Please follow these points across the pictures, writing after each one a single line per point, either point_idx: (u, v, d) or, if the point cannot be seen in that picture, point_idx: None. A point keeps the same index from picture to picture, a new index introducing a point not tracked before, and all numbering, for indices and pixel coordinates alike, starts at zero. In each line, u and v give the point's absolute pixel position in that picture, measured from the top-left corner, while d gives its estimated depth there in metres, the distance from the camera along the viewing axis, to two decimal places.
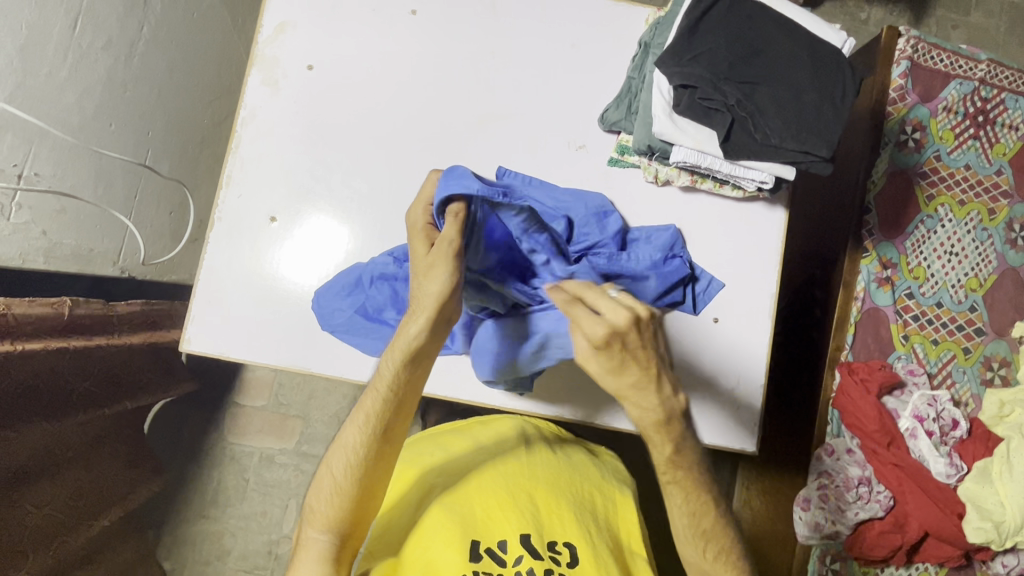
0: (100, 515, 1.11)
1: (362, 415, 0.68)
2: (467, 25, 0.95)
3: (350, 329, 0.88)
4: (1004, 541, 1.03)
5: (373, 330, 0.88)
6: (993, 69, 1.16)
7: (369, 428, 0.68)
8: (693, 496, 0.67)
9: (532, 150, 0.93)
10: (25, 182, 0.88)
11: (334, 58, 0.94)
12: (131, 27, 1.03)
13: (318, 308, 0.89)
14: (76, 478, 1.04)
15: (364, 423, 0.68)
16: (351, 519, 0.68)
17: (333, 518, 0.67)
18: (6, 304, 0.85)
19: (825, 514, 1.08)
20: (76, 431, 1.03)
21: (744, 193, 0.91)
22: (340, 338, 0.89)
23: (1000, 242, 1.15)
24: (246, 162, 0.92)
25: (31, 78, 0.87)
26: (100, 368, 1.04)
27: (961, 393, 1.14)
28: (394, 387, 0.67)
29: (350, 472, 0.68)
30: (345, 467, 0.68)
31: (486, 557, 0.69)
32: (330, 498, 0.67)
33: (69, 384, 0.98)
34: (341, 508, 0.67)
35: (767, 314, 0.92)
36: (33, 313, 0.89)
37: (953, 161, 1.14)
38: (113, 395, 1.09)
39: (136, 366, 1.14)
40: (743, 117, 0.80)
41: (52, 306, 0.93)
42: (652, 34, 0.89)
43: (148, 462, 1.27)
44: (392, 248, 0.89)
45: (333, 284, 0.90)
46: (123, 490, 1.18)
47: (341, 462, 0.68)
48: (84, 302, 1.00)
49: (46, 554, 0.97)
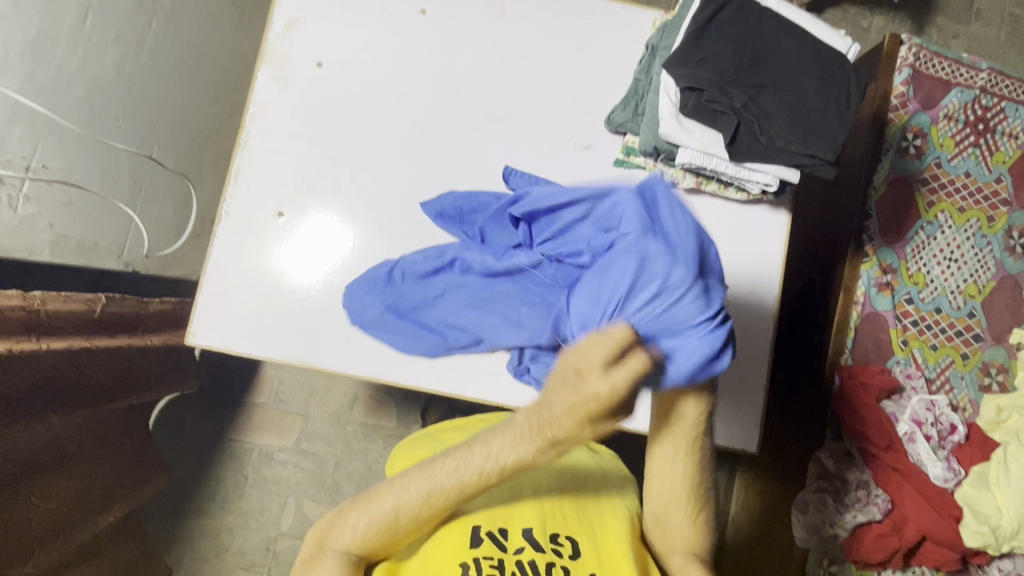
0: (106, 511, 1.11)
1: (452, 480, 0.66)
2: (475, 25, 0.96)
3: (379, 325, 0.89)
4: (1001, 545, 1.05)
5: (405, 328, 0.89)
6: (993, 78, 1.17)
7: (454, 492, 0.67)
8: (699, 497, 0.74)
9: (539, 149, 0.94)
10: (32, 174, 0.89)
11: (342, 55, 0.95)
12: (140, 22, 1.04)
13: (348, 304, 0.90)
14: (82, 474, 1.04)
15: (446, 491, 0.67)
16: (387, 545, 0.70)
17: (366, 543, 0.69)
18: (42, 299, 0.88)
19: (823, 516, 1.10)
20: (85, 427, 1.03)
21: (748, 195, 0.92)
22: (367, 334, 0.89)
23: (999, 248, 1.16)
24: (254, 157, 0.93)
25: (41, 70, 0.87)
26: (117, 360, 1.05)
27: (960, 398, 1.14)
28: (478, 485, 0.66)
29: (412, 514, 0.68)
30: (412, 510, 0.68)
31: (487, 541, 0.72)
32: (378, 531, 0.68)
33: (82, 377, 0.98)
34: (377, 539, 0.69)
35: (770, 317, 0.93)
36: (67, 309, 0.93)
37: (953, 168, 1.15)
38: (124, 389, 1.10)
39: (148, 362, 1.14)
40: (749, 120, 0.81)
41: (86, 303, 0.97)
42: (658, 37, 0.91)
43: (152, 459, 1.26)
44: (426, 249, 0.91)
45: (364, 280, 0.90)
46: (129, 487, 1.18)
47: (408, 503, 0.68)
48: (117, 298, 1.03)
49: (50, 548, 0.97)
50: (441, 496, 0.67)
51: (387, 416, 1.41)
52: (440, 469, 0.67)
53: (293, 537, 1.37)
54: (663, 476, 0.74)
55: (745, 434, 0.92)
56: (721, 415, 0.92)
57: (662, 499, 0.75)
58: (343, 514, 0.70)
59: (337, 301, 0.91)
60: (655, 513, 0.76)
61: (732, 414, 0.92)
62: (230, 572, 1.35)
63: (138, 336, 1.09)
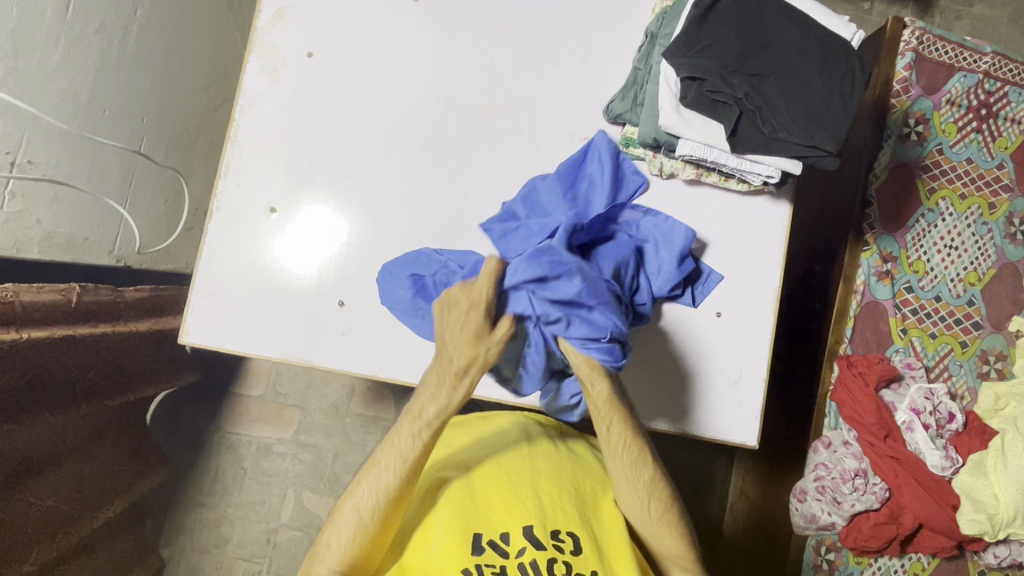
0: (104, 506, 1.11)
1: (396, 460, 0.70)
2: (470, 12, 0.93)
3: (408, 309, 0.85)
4: (998, 532, 1.04)
5: (431, 312, 0.84)
6: (997, 61, 1.15)
7: (401, 469, 0.70)
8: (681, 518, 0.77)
9: (538, 142, 0.92)
10: (17, 170, 0.87)
11: (335, 45, 0.92)
12: (124, 10, 1.01)
13: (381, 284, 0.87)
14: (79, 469, 1.04)
15: (396, 465, 0.70)
16: (366, 556, 0.70)
17: (345, 556, 0.69)
18: (15, 291, 0.85)
19: (822, 505, 1.08)
20: (80, 423, 1.02)
21: (749, 186, 0.90)
22: (397, 317, 0.86)
23: (1000, 236, 1.15)
24: (244, 151, 0.91)
25: (22, 63, 0.85)
26: (106, 359, 1.04)
27: (958, 386, 1.14)
28: (411, 455, 0.70)
29: (370, 511, 0.70)
30: (370, 504, 0.70)
31: (490, 549, 0.71)
32: (351, 537, 0.69)
33: (71, 375, 0.97)
34: (356, 547, 0.69)
35: (769, 309, 0.92)
36: (41, 299, 0.89)
37: (956, 154, 1.14)
38: (117, 385, 1.09)
39: (139, 356, 1.13)
40: (751, 109, 0.79)
41: (61, 293, 0.93)
42: (658, 24, 0.88)
43: (151, 453, 1.26)
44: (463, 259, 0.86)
45: (399, 262, 0.87)
46: (128, 481, 1.18)
47: (366, 499, 0.70)
48: (93, 288, 1.00)
49: (49, 546, 0.98)
50: (392, 478, 0.70)
51: (386, 407, 1.40)
52: (385, 452, 0.71)
53: (293, 528, 1.37)
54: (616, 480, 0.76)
55: (742, 431, 0.91)
56: (720, 416, 0.92)
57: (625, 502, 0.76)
58: (318, 540, 0.71)
59: (331, 297, 0.89)
60: (637, 508, 0.75)
61: (729, 415, 0.91)
62: (231, 564, 1.36)
63: (120, 325, 1.07)
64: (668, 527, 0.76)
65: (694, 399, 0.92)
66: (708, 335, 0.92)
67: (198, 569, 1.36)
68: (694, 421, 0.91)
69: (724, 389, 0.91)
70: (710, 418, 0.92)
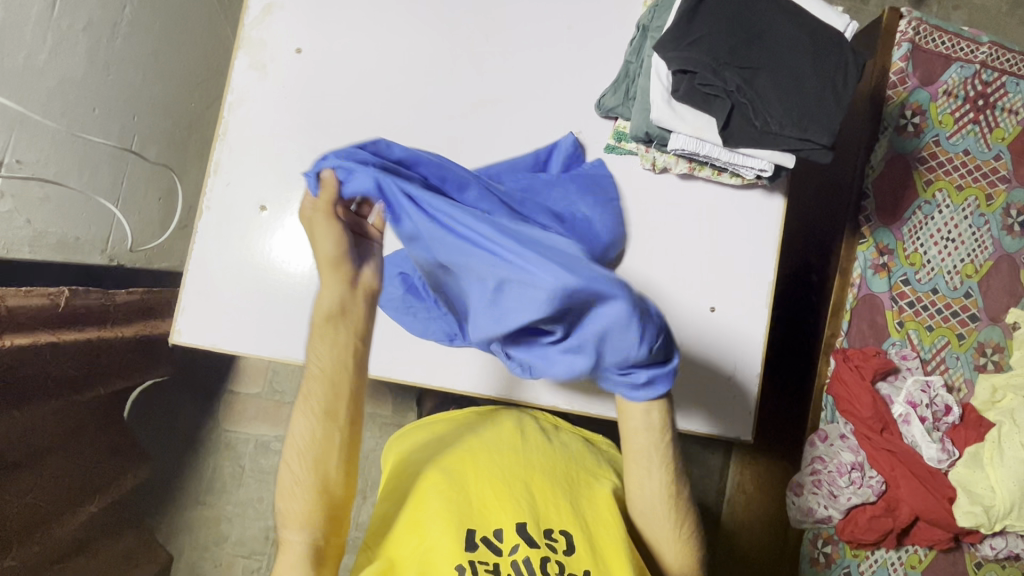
0: (86, 502, 1.10)
1: (308, 397, 0.67)
2: (461, 6, 0.92)
3: (402, 306, 0.88)
4: (993, 524, 1.04)
5: (425, 308, 0.88)
6: (994, 51, 1.14)
7: (316, 410, 0.67)
8: (691, 542, 0.77)
9: (530, 138, 0.91)
10: (6, 170, 0.86)
11: (323, 41, 0.92)
12: (112, 8, 1.00)
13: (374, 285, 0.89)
14: (57, 467, 1.02)
15: (308, 405, 0.67)
16: (323, 502, 0.66)
17: (305, 513, 0.65)
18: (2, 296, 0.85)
19: (819, 499, 1.08)
20: (54, 421, 1.00)
21: (743, 180, 0.90)
22: (390, 315, 0.88)
23: (997, 228, 1.14)
24: (234, 148, 0.91)
25: (9, 62, 0.84)
26: (84, 352, 1.02)
27: (955, 378, 1.14)
28: (325, 371, 0.68)
29: (307, 460, 0.66)
30: (301, 450, 0.66)
31: (482, 547, 0.70)
32: (294, 491, 0.65)
33: (50, 371, 0.96)
34: (307, 502, 0.65)
35: (766, 303, 0.91)
36: (30, 304, 0.90)
37: (952, 146, 1.13)
38: (90, 378, 1.06)
39: (115, 350, 1.10)
40: (743, 103, 0.79)
41: (49, 298, 0.93)
42: (650, 17, 0.87)
43: (131, 449, 1.25)
44: None
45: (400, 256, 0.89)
46: (110, 477, 1.17)
47: (297, 447, 0.67)
48: (84, 292, 1.00)
49: (29, 544, 0.95)
50: (309, 413, 0.67)
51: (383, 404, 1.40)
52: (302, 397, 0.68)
53: None
54: (640, 492, 0.75)
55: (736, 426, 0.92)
56: (715, 413, 0.91)
57: (646, 515, 0.76)
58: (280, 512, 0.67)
59: None
60: (651, 524, 0.76)
61: (725, 411, 0.91)
62: (230, 561, 1.36)
63: (107, 329, 1.07)
64: (682, 546, 0.76)
65: (691, 393, 0.91)
66: (704, 330, 0.91)
67: (197, 567, 1.36)
68: (693, 418, 0.91)
69: (721, 386, 0.91)
70: (705, 416, 0.91)
